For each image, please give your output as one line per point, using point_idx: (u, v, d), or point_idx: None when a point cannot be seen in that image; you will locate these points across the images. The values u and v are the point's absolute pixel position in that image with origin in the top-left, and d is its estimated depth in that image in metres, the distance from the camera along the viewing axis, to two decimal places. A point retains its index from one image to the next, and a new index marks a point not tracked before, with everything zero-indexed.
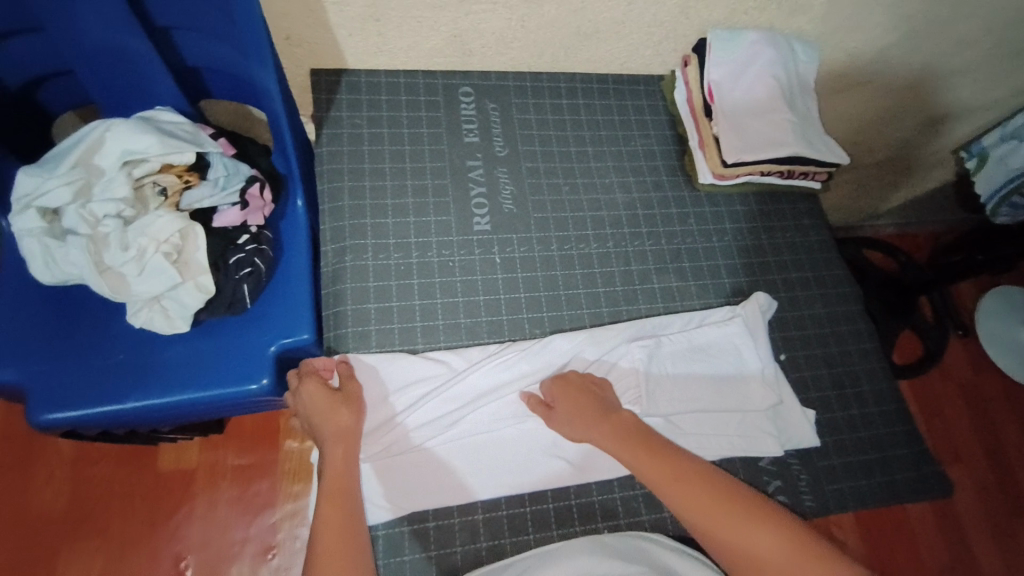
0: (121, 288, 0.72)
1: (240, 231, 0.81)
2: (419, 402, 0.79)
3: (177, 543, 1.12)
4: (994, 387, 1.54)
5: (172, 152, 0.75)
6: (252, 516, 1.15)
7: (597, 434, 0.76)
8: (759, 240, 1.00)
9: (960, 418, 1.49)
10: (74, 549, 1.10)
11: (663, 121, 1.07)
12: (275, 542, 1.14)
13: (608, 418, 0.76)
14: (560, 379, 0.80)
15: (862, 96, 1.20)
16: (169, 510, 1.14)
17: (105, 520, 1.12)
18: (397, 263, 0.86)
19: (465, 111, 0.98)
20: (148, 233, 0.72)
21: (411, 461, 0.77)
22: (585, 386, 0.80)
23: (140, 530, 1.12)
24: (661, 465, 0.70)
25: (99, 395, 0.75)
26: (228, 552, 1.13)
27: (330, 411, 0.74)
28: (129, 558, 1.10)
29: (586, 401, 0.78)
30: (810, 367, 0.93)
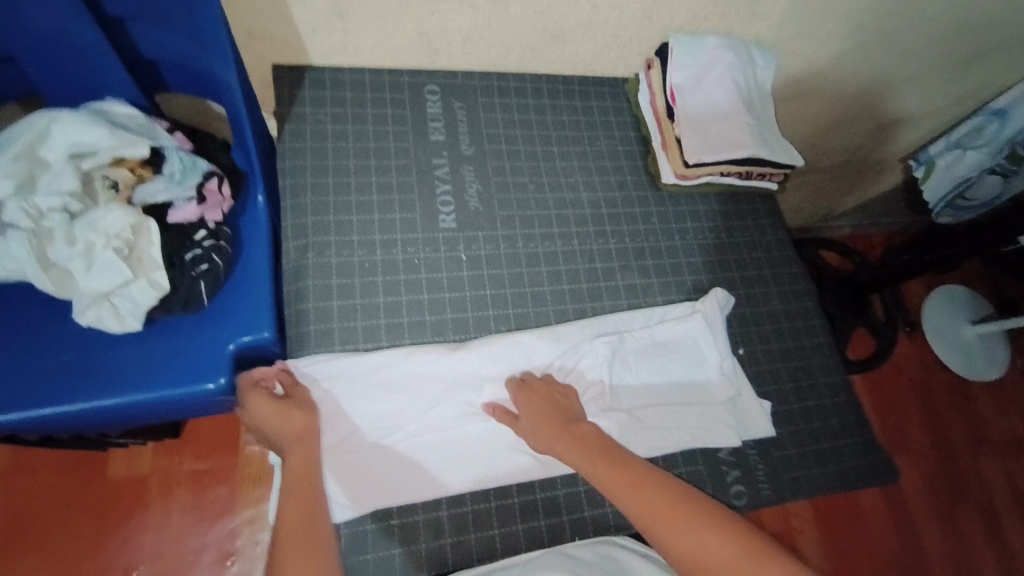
0: (66, 285, 0.69)
1: (197, 227, 0.78)
2: (380, 402, 0.78)
3: (129, 554, 1.08)
4: (942, 383, 1.61)
5: (124, 146, 0.73)
6: (208, 524, 1.12)
7: (550, 436, 0.77)
8: (719, 239, 1.03)
9: (910, 413, 1.56)
10: (14, 566, 1.04)
11: (627, 123, 1.09)
12: (234, 549, 1.11)
13: (565, 419, 0.78)
14: (517, 381, 0.82)
15: (816, 102, 1.25)
16: (120, 520, 1.10)
17: (51, 533, 1.07)
18: (361, 260, 0.85)
19: (431, 109, 0.98)
20: (99, 228, 0.69)
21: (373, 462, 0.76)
22: (548, 394, 0.81)
23: (88, 542, 1.07)
24: (608, 466, 0.72)
25: (39, 400, 0.72)
26: (183, 561, 1.09)
27: (286, 414, 0.72)
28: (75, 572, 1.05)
29: (545, 405, 0.79)
30: (767, 361, 0.95)
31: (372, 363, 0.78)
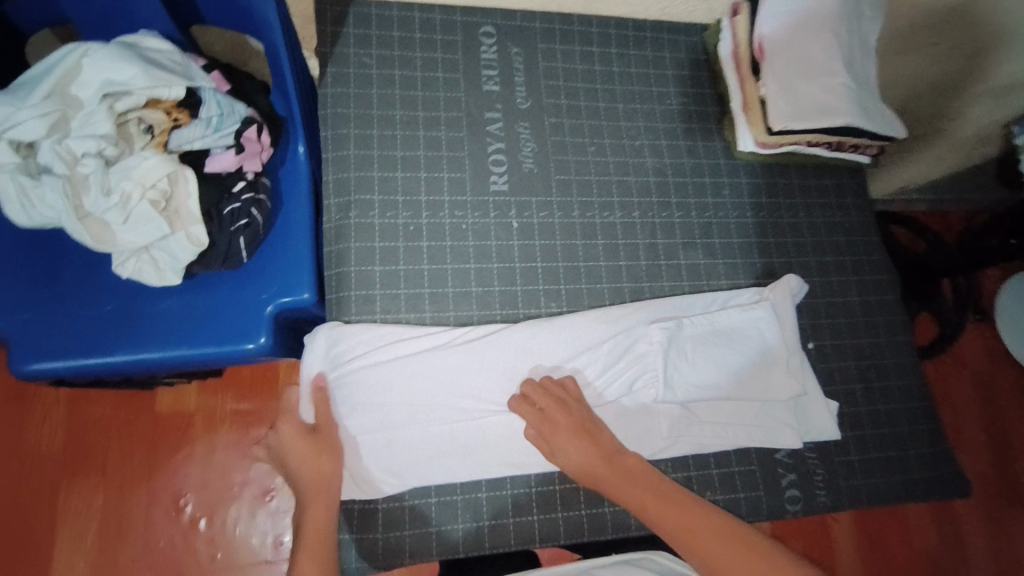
0: (104, 238, 0.65)
1: (234, 178, 0.74)
2: (382, 391, 0.73)
3: (178, 484, 1.07)
4: (1011, 380, 1.40)
5: (158, 86, 0.67)
6: (250, 459, 1.10)
7: (563, 450, 0.72)
8: (796, 217, 0.93)
9: (969, 411, 1.39)
10: (71, 490, 1.05)
11: (703, 78, 0.97)
12: (273, 485, 1.09)
13: (584, 439, 0.72)
14: (532, 386, 0.74)
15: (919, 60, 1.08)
16: (168, 453, 1.09)
17: (102, 461, 1.07)
18: (405, 222, 0.79)
19: (486, 54, 0.88)
20: (134, 177, 0.65)
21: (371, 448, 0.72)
22: (578, 426, 0.72)
23: (138, 472, 1.07)
24: (631, 486, 0.69)
25: (86, 349, 0.71)
26: (226, 494, 1.08)
27: (311, 457, 0.70)
28: (126, 500, 1.06)
29: (559, 417, 0.72)
30: (836, 358, 0.88)
31: (379, 344, 0.74)
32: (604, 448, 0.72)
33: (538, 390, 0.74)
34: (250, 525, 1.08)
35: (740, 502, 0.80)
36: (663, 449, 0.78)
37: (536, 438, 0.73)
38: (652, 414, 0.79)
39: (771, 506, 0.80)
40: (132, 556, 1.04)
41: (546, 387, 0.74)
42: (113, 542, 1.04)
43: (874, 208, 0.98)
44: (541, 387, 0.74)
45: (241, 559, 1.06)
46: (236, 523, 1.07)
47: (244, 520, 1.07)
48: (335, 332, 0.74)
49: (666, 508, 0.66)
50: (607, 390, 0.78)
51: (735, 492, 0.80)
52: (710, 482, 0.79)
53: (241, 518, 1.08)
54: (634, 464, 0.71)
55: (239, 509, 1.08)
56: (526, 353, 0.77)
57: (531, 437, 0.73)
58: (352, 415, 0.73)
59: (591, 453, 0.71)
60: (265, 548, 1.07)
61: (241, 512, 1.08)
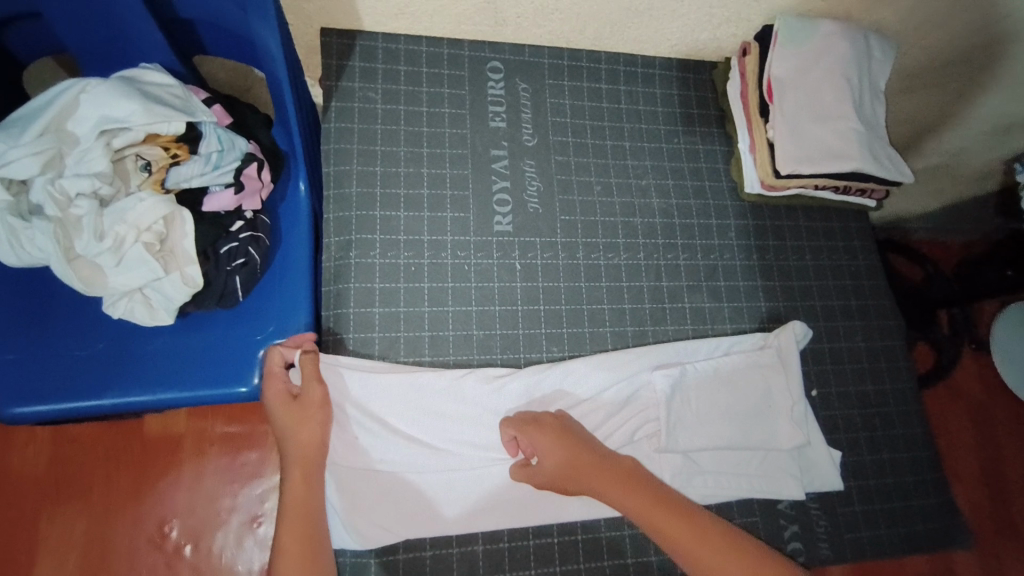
0: (95, 281, 0.63)
1: (232, 217, 0.72)
2: (379, 419, 0.72)
3: (162, 509, 1.05)
4: (1003, 410, 1.34)
5: (157, 122, 0.65)
6: (239, 486, 1.07)
7: (547, 457, 0.70)
8: (802, 260, 0.92)
9: (962, 440, 1.32)
10: (54, 518, 1.02)
11: (711, 116, 0.96)
12: (262, 512, 1.07)
13: (564, 437, 0.71)
14: (528, 421, 0.72)
15: (933, 97, 1.05)
16: (154, 476, 1.06)
17: (87, 483, 1.04)
18: (406, 262, 0.78)
19: (493, 90, 0.87)
20: (128, 220, 0.63)
21: (367, 492, 0.70)
22: (557, 427, 0.71)
23: (124, 501, 1.04)
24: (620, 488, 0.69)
25: (76, 390, 0.69)
26: (213, 520, 1.05)
27: (297, 427, 0.68)
28: (110, 524, 1.03)
29: (547, 432, 0.71)
30: (841, 406, 0.87)
31: (374, 383, 0.72)
32: (589, 447, 0.71)
33: (528, 419, 0.72)
34: (237, 553, 1.05)
35: None
36: None
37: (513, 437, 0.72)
38: (654, 464, 0.78)
39: None
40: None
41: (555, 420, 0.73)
42: (95, 565, 1.01)
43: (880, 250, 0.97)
44: (535, 423, 0.72)
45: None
46: (223, 550, 1.04)
47: (231, 547, 1.04)
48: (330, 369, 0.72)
49: (641, 496, 0.68)
50: (610, 438, 0.77)
51: None
52: None
53: (229, 544, 1.05)
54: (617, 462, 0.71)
55: (226, 536, 1.05)
56: (525, 396, 0.75)
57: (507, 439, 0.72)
58: (346, 458, 0.71)
59: (576, 455, 0.70)
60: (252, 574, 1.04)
61: (228, 539, 1.05)
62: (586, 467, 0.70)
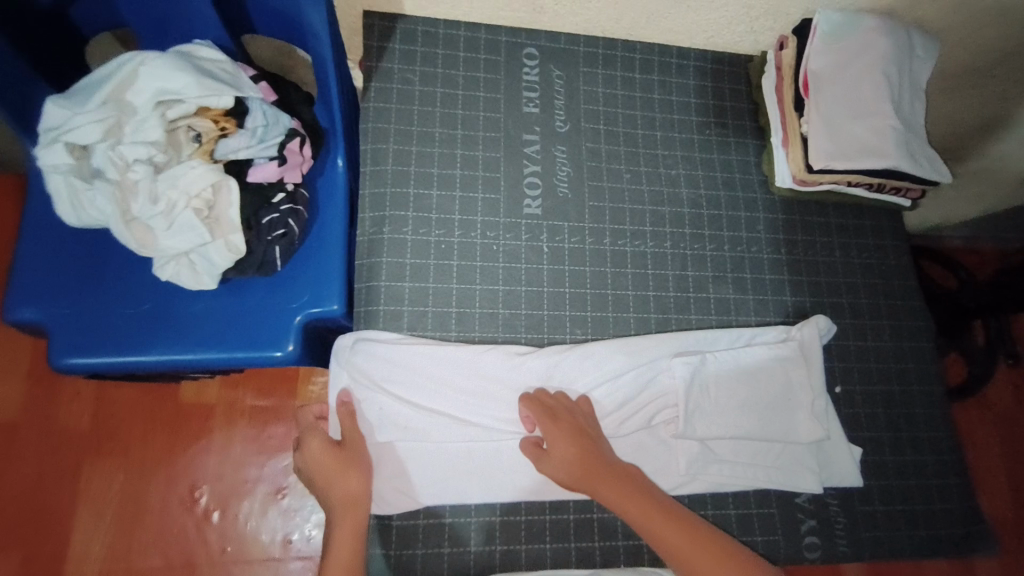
0: (148, 242, 0.67)
1: (275, 188, 0.75)
2: (403, 391, 0.74)
3: (193, 475, 1.09)
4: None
5: (209, 95, 0.69)
6: (266, 457, 1.12)
7: (560, 453, 0.71)
8: (831, 256, 0.91)
9: (985, 451, 1.29)
10: (93, 471, 1.08)
11: (744, 109, 0.96)
12: (286, 484, 1.11)
13: (582, 442, 0.71)
14: (545, 407, 0.74)
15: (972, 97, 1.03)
16: (188, 441, 1.11)
17: (124, 443, 1.10)
18: (437, 240, 0.80)
19: (528, 76, 0.89)
20: (179, 185, 0.67)
21: (389, 457, 0.73)
22: (576, 427, 0.72)
23: (158, 461, 1.10)
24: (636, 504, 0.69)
25: (122, 346, 0.73)
26: (240, 488, 1.10)
27: (341, 475, 0.69)
28: (145, 483, 1.08)
29: (564, 427, 0.72)
30: (865, 405, 0.86)
31: (405, 353, 0.74)
32: (602, 455, 0.71)
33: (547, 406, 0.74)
34: (261, 522, 1.09)
35: (757, 545, 0.78)
36: (680, 486, 0.77)
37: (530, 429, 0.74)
38: (670, 450, 0.78)
39: (790, 551, 0.78)
40: (146, 539, 1.06)
41: (566, 401, 0.75)
42: (131, 521, 1.06)
43: (912, 250, 0.96)
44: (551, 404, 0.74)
45: (251, 554, 1.07)
46: (248, 518, 1.09)
47: (255, 516, 1.09)
48: (360, 339, 0.75)
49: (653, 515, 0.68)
50: (627, 420, 0.77)
51: (752, 535, 0.78)
52: (727, 523, 0.78)
53: (254, 513, 1.09)
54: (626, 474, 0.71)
55: (252, 504, 1.10)
56: (545, 375, 0.77)
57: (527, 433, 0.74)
58: (368, 430, 0.73)
59: (588, 459, 0.71)
60: (274, 544, 1.08)
61: (254, 507, 1.09)
62: (597, 475, 0.70)
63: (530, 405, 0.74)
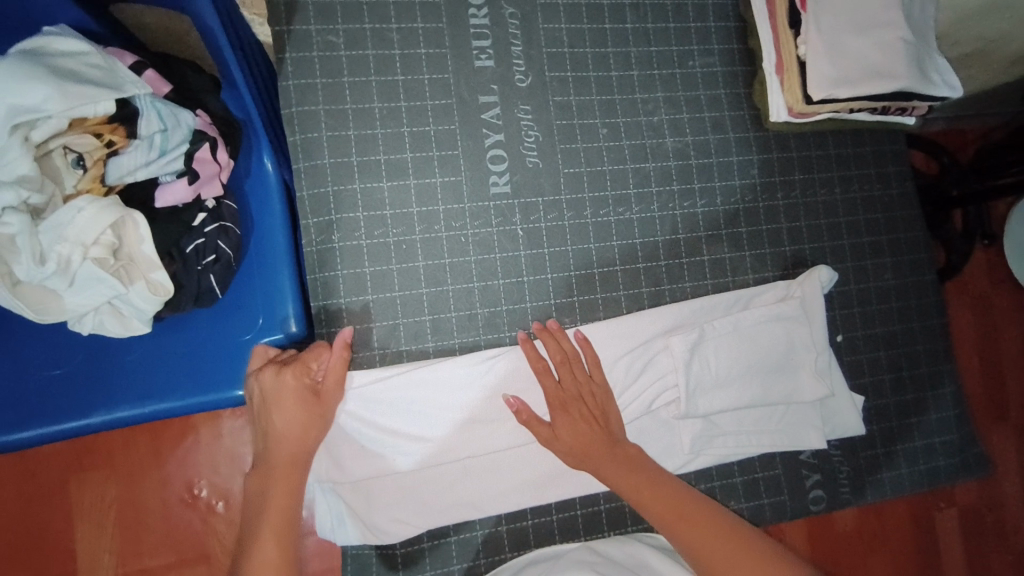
0: (49, 307, 0.56)
1: (193, 209, 0.63)
2: (382, 417, 0.67)
3: (188, 471, 0.97)
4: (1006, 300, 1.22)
5: (80, 105, 0.55)
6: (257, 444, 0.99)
7: (567, 437, 0.67)
8: (830, 194, 0.84)
9: (964, 339, 1.19)
10: (77, 487, 0.95)
11: (732, 29, 0.82)
12: None
13: (592, 424, 0.68)
14: (555, 384, 0.69)
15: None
16: (173, 439, 0.97)
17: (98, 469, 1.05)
18: (396, 240, 0.70)
19: (475, 19, 0.73)
20: (69, 237, 0.54)
21: (388, 482, 0.68)
22: (585, 412, 0.68)
23: (146, 463, 0.97)
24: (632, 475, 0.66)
25: (58, 412, 0.64)
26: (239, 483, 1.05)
27: (289, 426, 0.62)
28: (138, 489, 0.96)
29: (572, 408, 0.68)
30: (867, 350, 0.83)
31: (388, 375, 0.67)
32: (609, 433, 0.68)
33: (554, 381, 0.69)
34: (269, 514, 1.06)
35: (764, 507, 0.77)
36: (685, 464, 0.75)
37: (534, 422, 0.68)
38: (674, 430, 0.75)
39: (796, 508, 0.78)
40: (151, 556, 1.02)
41: (576, 374, 0.69)
42: (134, 528, 0.95)
43: (915, 174, 0.88)
44: (563, 359, 0.69)
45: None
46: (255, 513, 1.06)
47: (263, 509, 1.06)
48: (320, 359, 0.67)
49: (655, 497, 0.64)
50: (627, 408, 0.73)
51: (759, 498, 0.77)
52: (734, 490, 0.77)
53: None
54: (633, 454, 0.68)
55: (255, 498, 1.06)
56: None
57: (525, 420, 0.68)
58: (354, 467, 0.67)
59: (594, 441, 0.67)
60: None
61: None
62: (603, 458, 0.67)
63: (540, 367, 0.68)
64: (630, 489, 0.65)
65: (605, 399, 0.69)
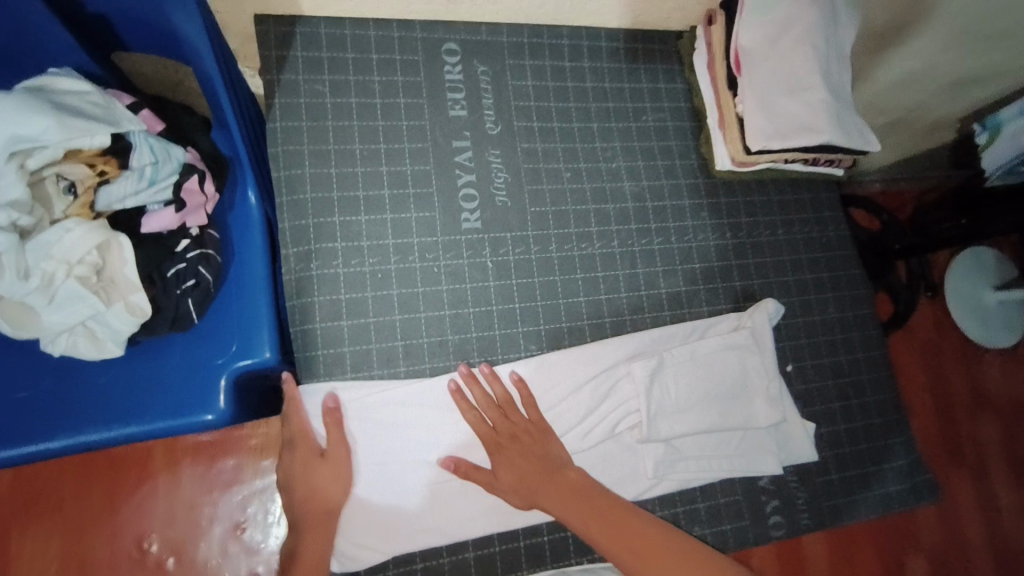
0: (26, 322, 0.58)
1: (177, 236, 0.66)
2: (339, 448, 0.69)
3: (142, 523, 0.88)
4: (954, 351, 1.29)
5: (77, 137, 0.59)
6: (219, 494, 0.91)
7: (505, 478, 0.70)
8: (773, 235, 0.92)
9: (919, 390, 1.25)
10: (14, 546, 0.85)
11: (679, 90, 0.93)
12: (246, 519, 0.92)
13: (531, 453, 0.71)
14: (489, 429, 0.71)
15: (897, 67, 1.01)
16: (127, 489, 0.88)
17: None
18: (372, 269, 0.74)
19: (450, 74, 0.81)
20: (56, 254, 0.57)
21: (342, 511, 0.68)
22: (526, 444, 0.71)
23: (92, 514, 0.87)
24: (574, 502, 0.69)
25: (24, 435, 0.64)
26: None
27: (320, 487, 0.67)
28: (85, 543, 0.87)
29: (510, 448, 0.71)
30: (816, 379, 0.88)
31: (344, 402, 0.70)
32: (551, 462, 0.71)
33: (488, 423, 0.71)
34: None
35: (726, 533, 0.80)
36: (648, 488, 0.77)
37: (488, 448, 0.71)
38: (637, 454, 0.78)
39: (757, 534, 0.81)
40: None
41: (511, 407, 0.72)
42: None
43: (849, 220, 0.98)
44: (494, 404, 0.72)
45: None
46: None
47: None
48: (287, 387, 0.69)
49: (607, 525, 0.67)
50: (591, 432, 0.76)
51: (721, 524, 0.80)
52: (698, 516, 0.79)
53: (214, 553, 0.90)
54: (578, 481, 0.70)
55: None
56: None
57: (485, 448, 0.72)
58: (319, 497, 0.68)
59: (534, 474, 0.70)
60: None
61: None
62: (545, 486, 0.70)
63: (471, 415, 0.71)
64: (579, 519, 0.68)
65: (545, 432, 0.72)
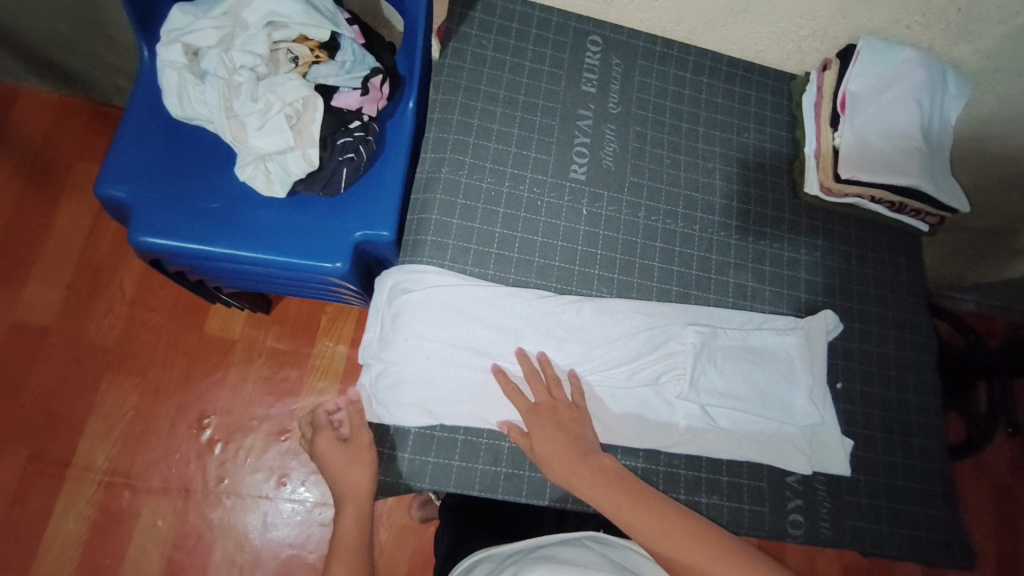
0: (240, 137, 0.77)
1: (353, 115, 0.82)
2: (411, 332, 0.80)
3: (205, 403, 1.23)
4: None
5: (312, 24, 0.78)
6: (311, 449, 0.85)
7: (539, 445, 0.76)
8: (848, 265, 0.97)
9: (981, 522, 1.32)
10: (114, 385, 1.22)
11: (784, 121, 1.03)
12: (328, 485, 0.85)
13: (560, 432, 0.76)
14: (528, 402, 0.78)
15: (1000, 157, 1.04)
16: (205, 369, 1.25)
17: (145, 363, 1.24)
18: (488, 187, 0.87)
19: (590, 59, 0.97)
20: (278, 93, 0.76)
21: (400, 378, 0.79)
22: (561, 420, 0.78)
23: (178, 381, 1.23)
24: (605, 486, 0.73)
25: (190, 234, 0.80)
26: (246, 424, 1.23)
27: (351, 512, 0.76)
28: (159, 401, 1.22)
29: (544, 417, 0.77)
30: (863, 404, 0.91)
31: (424, 295, 0.81)
32: (581, 445, 0.76)
33: (537, 391, 0.79)
34: (259, 459, 1.22)
35: (744, 513, 0.82)
36: (679, 444, 0.82)
37: (519, 406, 0.78)
38: (673, 409, 0.83)
39: (774, 524, 0.83)
40: (150, 457, 1.19)
41: (542, 369, 0.81)
42: (144, 424, 1.20)
43: (925, 273, 1.01)
44: (541, 380, 0.80)
45: (245, 486, 1.20)
46: (248, 453, 1.22)
47: (255, 452, 1.22)
48: (388, 271, 0.85)
49: (639, 509, 0.71)
50: (636, 374, 0.83)
51: (740, 502, 0.83)
52: (718, 487, 0.83)
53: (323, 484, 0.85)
54: (609, 464, 0.75)
55: (254, 441, 1.22)
56: (557, 317, 0.83)
57: (512, 397, 0.78)
58: (383, 360, 0.81)
59: (566, 447, 0.75)
60: (267, 484, 1.21)
61: (256, 443, 1.22)
62: (576, 468, 0.74)
63: (511, 388, 0.79)
64: (616, 506, 0.72)
65: (580, 415, 0.79)
